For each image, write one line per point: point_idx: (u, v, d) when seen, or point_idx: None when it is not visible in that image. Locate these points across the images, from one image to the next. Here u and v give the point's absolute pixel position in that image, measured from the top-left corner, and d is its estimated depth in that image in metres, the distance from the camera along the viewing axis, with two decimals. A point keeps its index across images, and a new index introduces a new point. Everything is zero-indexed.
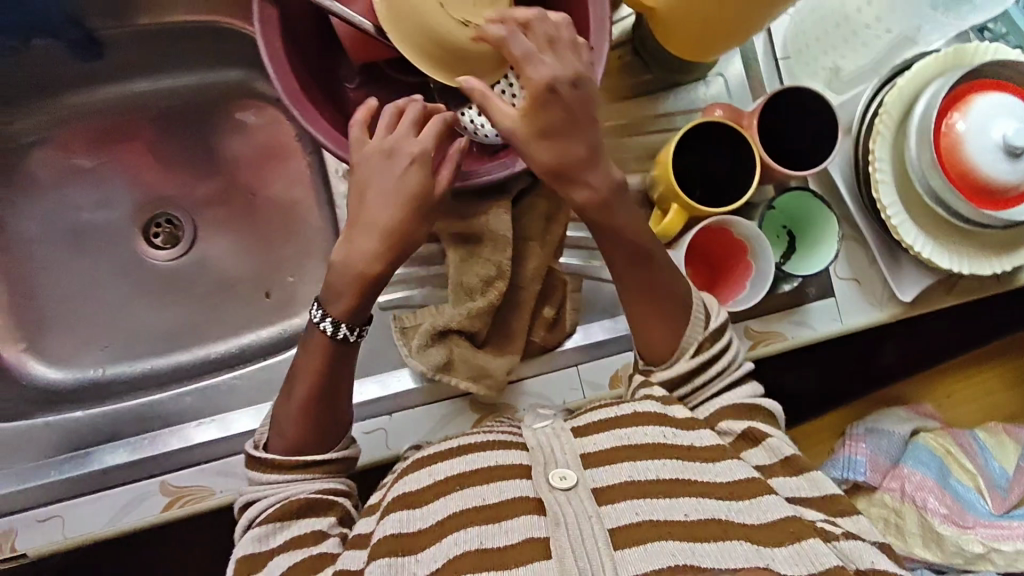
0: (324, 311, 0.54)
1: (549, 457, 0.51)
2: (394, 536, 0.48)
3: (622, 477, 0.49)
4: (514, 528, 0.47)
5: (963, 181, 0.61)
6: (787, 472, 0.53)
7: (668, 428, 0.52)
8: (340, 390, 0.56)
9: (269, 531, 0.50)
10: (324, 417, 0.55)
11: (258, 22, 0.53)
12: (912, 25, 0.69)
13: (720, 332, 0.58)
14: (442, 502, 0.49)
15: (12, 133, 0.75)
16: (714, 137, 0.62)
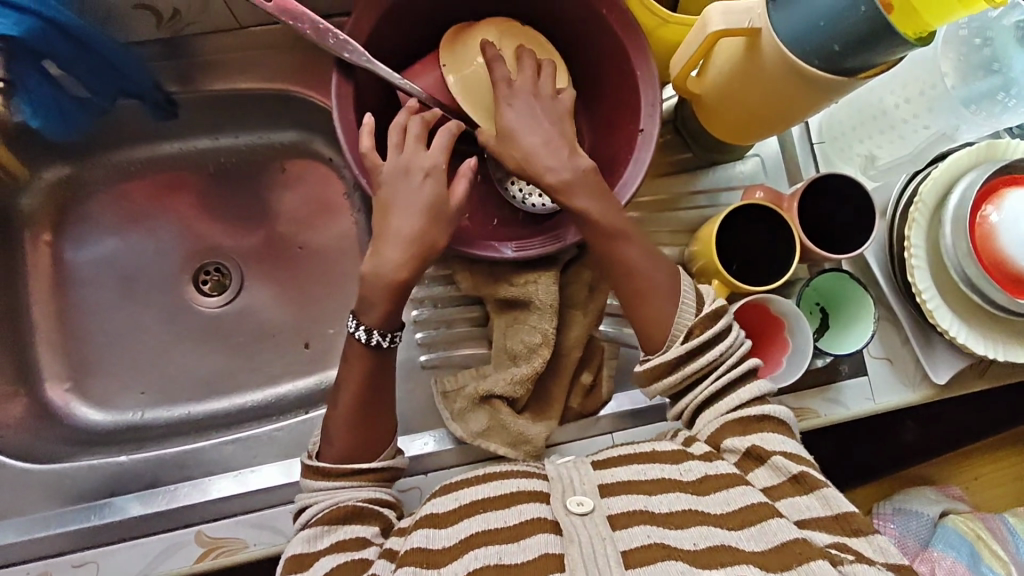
0: (358, 320, 0.57)
1: (567, 485, 0.52)
2: (421, 549, 0.49)
3: (635, 506, 0.50)
4: (533, 545, 0.48)
5: (998, 270, 0.63)
6: (841, 531, 0.49)
7: (683, 465, 0.54)
8: (381, 405, 0.58)
9: (318, 533, 0.52)
10: (365, 428, 0.57)
11: (336, 97, 0.58)
12: (950, 124, 0.67)
13: (717, 315, 0.57)
14: (467, 522, 0.51)
15: (78, 183, 0.78)
16: (755, 217, 0.65)
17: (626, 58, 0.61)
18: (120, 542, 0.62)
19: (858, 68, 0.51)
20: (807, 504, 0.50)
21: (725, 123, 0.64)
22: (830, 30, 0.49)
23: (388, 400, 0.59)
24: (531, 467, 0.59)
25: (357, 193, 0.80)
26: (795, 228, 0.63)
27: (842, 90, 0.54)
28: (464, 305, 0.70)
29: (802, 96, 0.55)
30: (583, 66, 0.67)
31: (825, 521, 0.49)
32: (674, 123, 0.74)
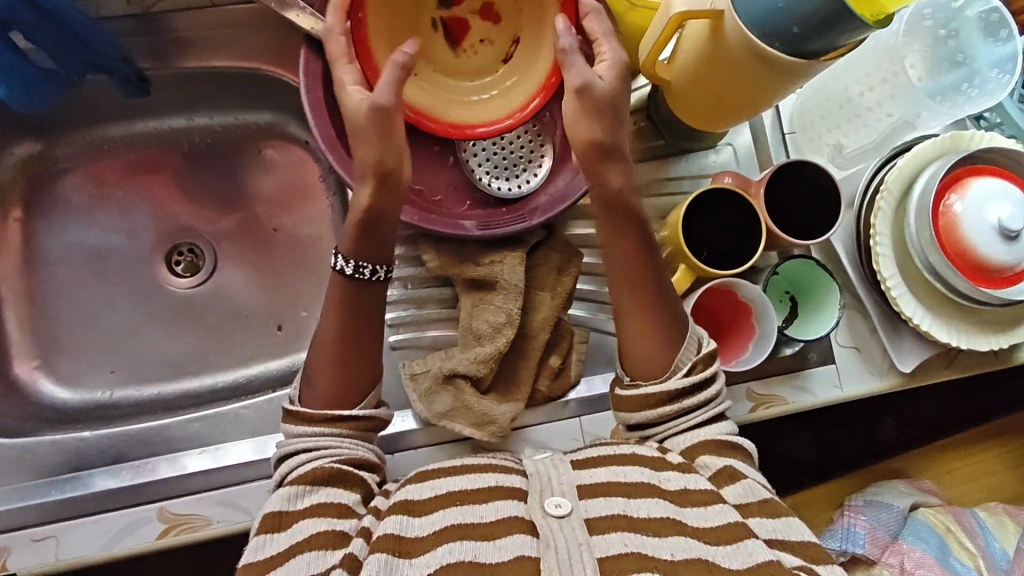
0: (342, 253, 0.57)
1: (546, 485, 0.52)
2: (394, 536, 0.49)
3: (614, 509, 0.50)
4: (507, 546, 0.47)
5: (960, 258, 0.64)
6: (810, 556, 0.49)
7: (661, 472, 0.53)
8: (366, 342, 0.58)
9: (296, 493, 0.51)
10: (348, 374, 0.57)
11: (304, 75, 0.58)
12: (912, 111, 0.67)
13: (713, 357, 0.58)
14: (443, 513, 0.50)
15: (49, 160, 0.78)
16: (720, 203, 0.66)
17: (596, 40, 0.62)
18: (82, 517, 0.62)
19: (821, 50, 0.52)
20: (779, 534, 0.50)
21: (694, 109, 0.64)
22: (789, 12, 0.50)
23: (371, 346, 0.59)
24: (507, 458, 0.58)
25: (331, 175, 0.79)
26: (761, 214, 0.64)
27: (804, 73, 0.55)
28: (434, 287, 0.70)
29: (765, 79, 0.56)
30: None
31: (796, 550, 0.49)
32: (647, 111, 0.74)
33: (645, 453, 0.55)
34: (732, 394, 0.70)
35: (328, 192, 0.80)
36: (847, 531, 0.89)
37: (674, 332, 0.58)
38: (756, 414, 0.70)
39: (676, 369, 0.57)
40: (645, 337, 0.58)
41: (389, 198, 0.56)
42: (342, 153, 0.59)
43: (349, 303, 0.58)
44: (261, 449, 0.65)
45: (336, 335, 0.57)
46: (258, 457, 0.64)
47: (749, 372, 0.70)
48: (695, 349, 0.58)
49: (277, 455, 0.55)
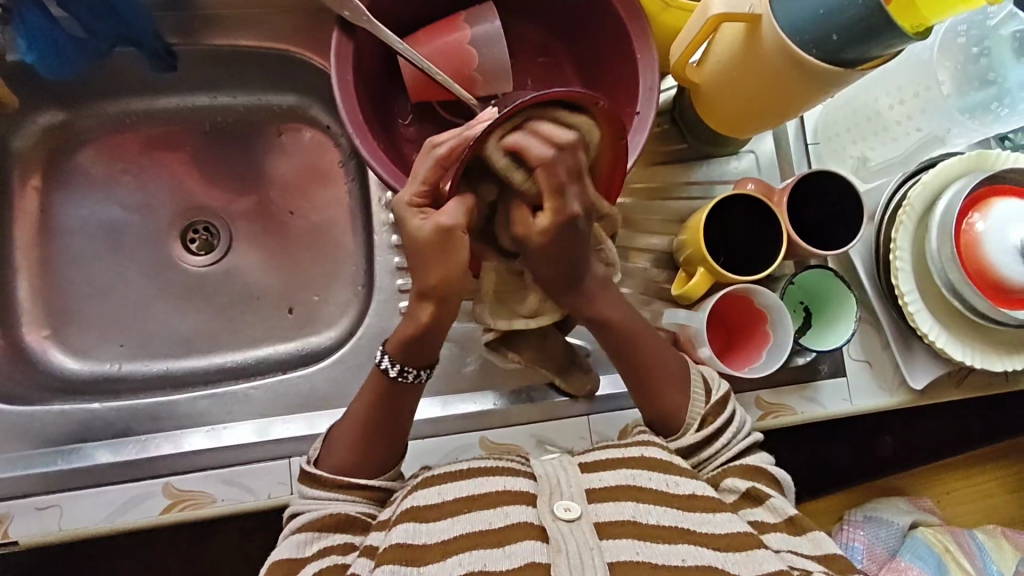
0: (384, 349, 0.56)
1: (555, 487, 0.51)
2: (400, 545, 0.48)
3: (624, 515, 0.50)
4: (519, 552, 0.47)
5: (980, 277, 0.64)
6: (791, 532, 0.53)
7: (670, 477, 0.53)
8: (392, 424, 0.57)
9: (309, 539, 0.52)
10: (372, 448, 0.57)
11: (335, 57, 0.58)
12: (942, 126, 0.67)
13: (724, 403, 0.59)
14: (450, 522, 0.50)
15: (69, 130, 0.78)
16: (741, 209, 0.65)
17: (628, 39, 0.62)
18: (86, 488, 0.62)
19: (856, 59, 0.52)
20: (762, 518, 0.54)
21: (722, 115, 0.64)
22: (828, 19, 0.50)
23: (398, 423, 0.57)
24: (513, 459, 0.57)
25: (352, 162, 0.79)
26: (784, 224, 0.64)
27: (838, 82, 0.54)
28: None
29: (799, 87, 0.56)
30: (584, 52, 0.68)
31: (785, 529, 0.53)
32: (671, 114, 0.74)
33: (655, 455, 0.55)
34: (742, 401, 0.70)
35: (347, 178, 0.80)
36: (845, 546, 0.89)
37: (681, 380, 0.60)
38: (764, 422, 0.70)
39: (690, 425, 0.59)
40: (663, 394, 0.60)
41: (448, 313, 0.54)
42: (369, 137, 0.58)
43: (381, 400, 0.57)
44: (268, 430, 0.65)
45: (361, 416, 0.57)
46: (265, 437, 0.65)
47: (760, 380, 0.70)
48: (704, 399, 0.59)
49: (288, 510, 0.55)
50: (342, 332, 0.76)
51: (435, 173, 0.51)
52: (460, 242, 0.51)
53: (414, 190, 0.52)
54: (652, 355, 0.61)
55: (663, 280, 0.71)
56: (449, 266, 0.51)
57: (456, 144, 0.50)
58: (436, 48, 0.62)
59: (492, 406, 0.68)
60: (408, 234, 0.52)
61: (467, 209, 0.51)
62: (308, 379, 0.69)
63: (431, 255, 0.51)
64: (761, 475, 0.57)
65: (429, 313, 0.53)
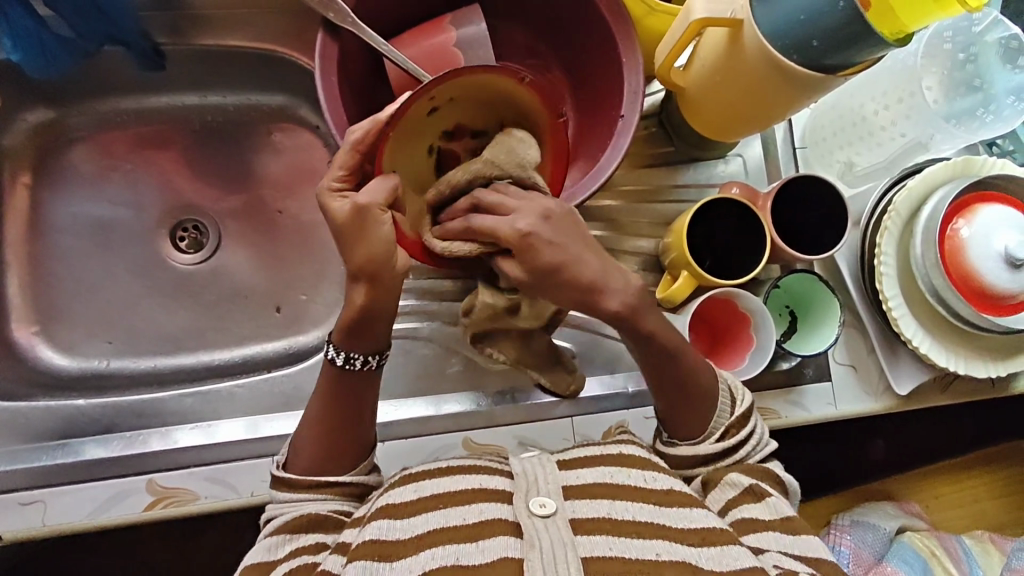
0: (330, 339, 0.56)
1: (532, 485, 0.51)
2: (372, 541, 0.48)
3: (600, 511, 0.50)
4: (491, 548, 0.47)
5: (964, 283, 0.64)
6: (785, 530, 0.53)
7: (647, 473, 0.53)
8: (349, 413, 0.57)
9: (280, 542, 0.52)
10: (334, 440, 0.56)
11: (319, 58, 0.58)
12: (926, 133, 0.68)
13: (747, 417, 0.59)
14: (426, 517, 0.50)
15: (59, 128, 0.78)
16: (726, 212, 0.65)
17: (613, 42, 0.62)
18: (69, 484, 0.62)
19: (838, 65, 0.52)
20: (757, 515, 0.54)
21: (707, 118, 0.64)
22: (808, 24, 0.50)
23: (357, 412, 0.57)
24: (494, 459, 0.57)
25: None
26: (768, 229, 0.64)
27: (819, 88, 0.55)
28: (432, 278, 0.71)
29: (781, 92, 0.56)
30: (571, 55, 0.68)
31: (779, 527, 0.53)
32: (659, 116, 0.74)
33: (631, 453, 0.55)
34: None
35: None
36: (831, 549, 0.89)
37: (704, 397, 0.59)
38: None
39: (711, 432, 0.59)
40: (690, 406, 0.59)
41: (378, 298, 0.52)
42: None
43: (337, 391, 0.56)
44: (252, 429, 0.65)
45: (318, 412, 0.56)
46: (249, 436, 0.65)
47: (744, 383, 0.70)
48: (728, 413, 0.59)
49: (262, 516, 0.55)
50: (329, 331, 0.76)
51: (353, 160, 0.50)
52: (377, 223, 0.49)
53: (335, 176, 0.51)
54: (692, 371, 0.58)
55: (649, 283, 0.71)
56: (375, 242, 0.50)
57: (372, 128, 0.49)
58: (421, 50, 0.62)
59: (476, 407, 0.68)
60: (330, 218, 0.50)
61: (392, 190, 0.49)
62: (293, 378, 0.69)
63: (349, 234, 0.50)
64: (766, 475, 0.57)
65: (363, 292, 0.52)
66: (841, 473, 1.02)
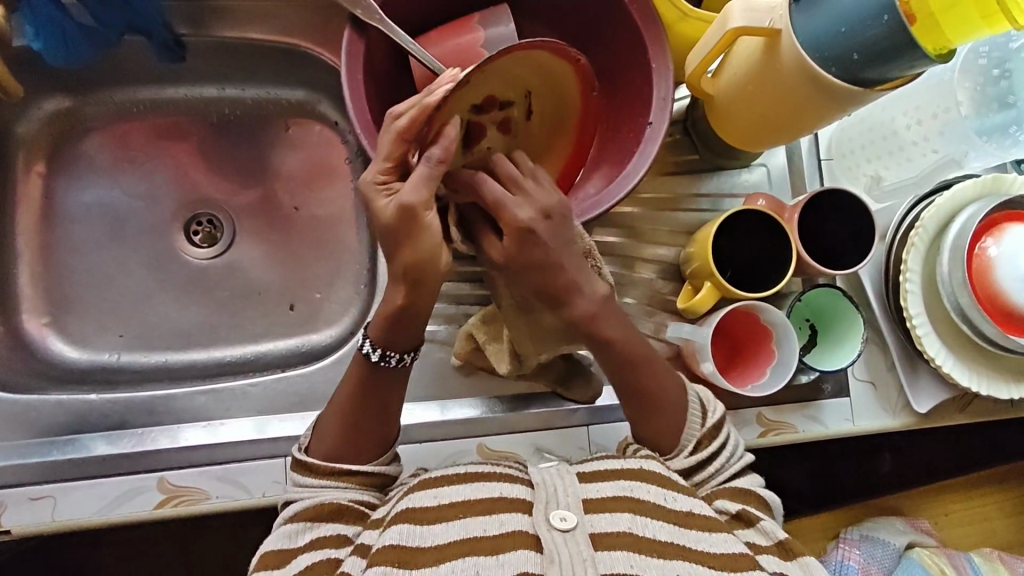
0: (366, 334, 0.55)
1: (552, 496, 0.49)
2: (395, 547, 0.46)
3: (619, 527, 0.48)
4: (511, 561, 0.45)
5: (991, 303, 0.63)
6: (783, 557, 0.51)
7: (670, 491, 0.51)
8: (381, 404, 0.56)
9: (299, 530, 0.51)
10: (362, 431, 0.56)
11: (346, 56, 0.57)
12: (960, 149, 0.68)
13: (718, 428, 0.59)
14: (444, 527, 0.48)
15: (75, 117, 0.77)
16: (750, 224, 0.64)
17: (644, 48, 0.61)
18: (80, 479, 0.62)
19: (876, 79, 0.51)
20: (754, 540, 0.52)
21: (734, 128, 0.63)
22: (849, 38, 0.49)
23: (392, 402, 0.57)
24: (512, 468, 0.55)
25: (358, 159, 0.79)
26: (793, 239, 0.63)
27: (854, 102, 0.54)
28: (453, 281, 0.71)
29: (815, 105, 0.55)
30: (598, 57, 0.67)
31: (775, 552, 0.51)
32: (684, 123, 0.73)
33: (653, 468, 0.53)
34: (742, 417, 0.69)
35: (353, 175, 0.79)
36: (839, 564, 0.88)
37: (676, 407, 0.58)
38: (764, 439, 0.69)
39: (684, 446, 0.58)
40: (657, 417, 0.58)
41: (419, 301, 0.52)
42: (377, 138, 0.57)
43: (364, 385, 0.56)
44: (265, 428, 0.65)
45: (349, 401, 0.56)
46: (262, 436, 0.64)
47: (762, 397, 0.69)
48: (700, 423, 0.59)
49: (284, 499, 0.54)
50: (343, 330, 0.75)
51: (400, 149, 0.48)
52: (423, 223, 0.48)
53: (380, 167, 0.49)
54: (647, 373, 0.58)
55: (668, 292, 0.71)
56: (426, 245, 0.49)
57: (418, 113, 0.47)
58: (447, 50, 0.61)
59: (493, 413, 0.68)
60: (376, 217, 0.49)
61: (433, 181, 0.48)
62: (307, 379, 0.68)
63: (400, 236, 0.49)
64: (753, 501, 0.55)
65: (404, 296, 0.52)
66: (849, 486, 1.02)
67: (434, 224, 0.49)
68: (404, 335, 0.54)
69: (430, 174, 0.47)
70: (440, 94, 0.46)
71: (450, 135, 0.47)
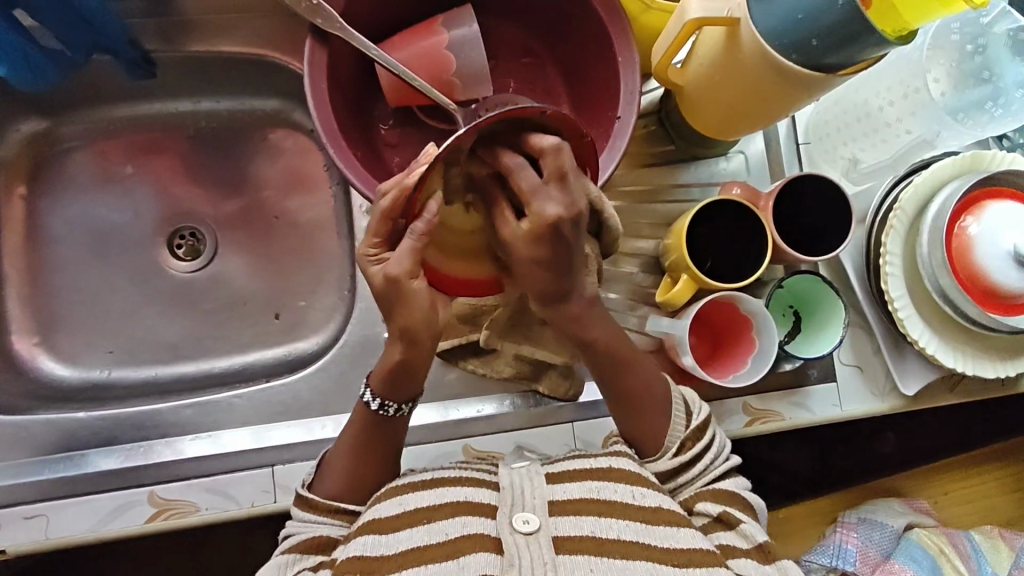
0: (368, 382, 0.56)
1: (518, 499, 0.49)
2: (359, 558, 0.46)
3: (583, 530, 0.47)
4: (471, 564, 0.45)
5: (973, 284, 0.62)
6: (761, 560, 0.50)
7: (636, 488, 0.51)
8: (379, 449, 0.57)
9: (288, 562, 0.51)
10: (364, 473, 0.56)
11: (308, 66, 0.57)
12: (933, 129, 0.65)
13: (704, 428, 0.58)
14: (410, 532, 0.48)
15: (53, 138, 0.78)
16: (725, 212, 0.64)
17: (609, 42, 0.60)
18: (72, 496, 0.63)
19: (839, 64, 0.50)
20: (732, 542, 0.51)
21: (704, 118, 0.62)
22: (808, 23, 0.48)
23: (390, 444, 0.57)
24: (482, 469, 0.55)
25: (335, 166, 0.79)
26: (768, 229, 0.63)
27: (818, 87, 0.53)
28: None
29: (779, 93, 0.54)
30: (567, 53, 0.66)
31: (755, 555, 0.50)
32: (658, 115, 0.72)
33: (625, 467, 0.53)
34: (728, 406, 0.69)
35: (332, 182, 0.80)
36: (838, 548, 0.88)
37: (660, 407, 0.58)
38: (751, 428, 0.69)
39: (668, 448, 0.57)
40: (643, 418, 0.58)
41: (417, 357, 0.52)
42: (344, 146, 0.57)
43: (366, 434, 0.56)
44: (253, 438, 0.65)
45: (349, 447, 0.57)
46: (250, 446, 0.65)
47: (747, 386, 0.69)
48: (684, 424, 0.58)
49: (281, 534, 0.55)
50: (329, 337, 0.76)
51: (385, 226, 0.49)
52: (410, 291, 0.49)
53: (369, 242, 0.51)
54: (633, 383, 0.59)
55: (649, 285, 0.70)
56: (417, 311, 0.50)
57: (398, 193, 0.48)
58: (411, 54, 0.61)
59: (479, 414, 0.68)
60: (370, 283, 0.51)
61: (418, 251, 0.49)
62: (292, 388, 0.69)
63: (391, 304, 0.50)
64: (735, 501, 0.54)
65: (402, 352, 0.52)
66: (849, 468, 1.02)
67: (423, 290, 0.50)
68: (401, 393, 0.55)
69: (414, 246, 0.49)
70: (415, 176, 0.47)
71: (432, 210, 0.48)
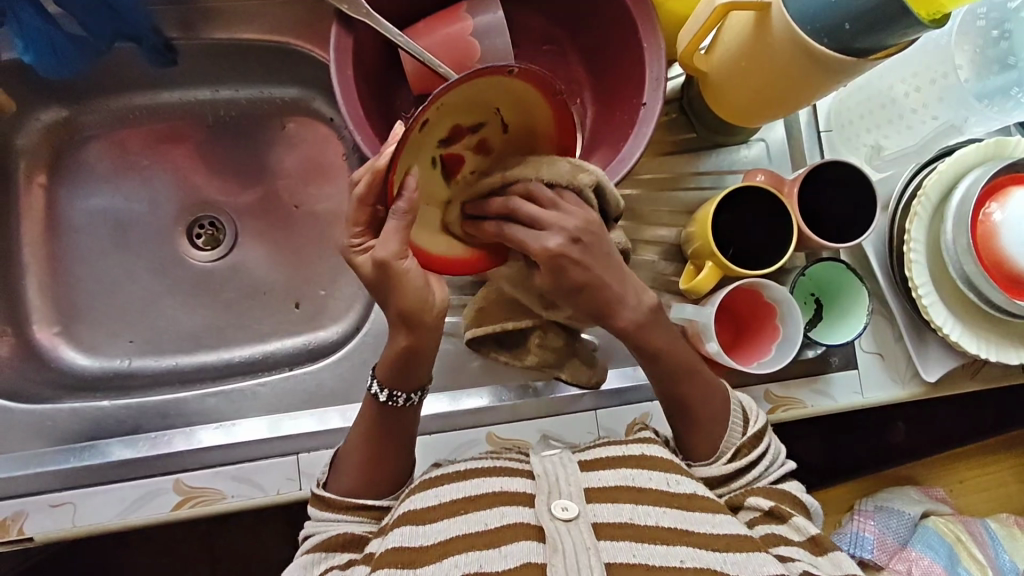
0: (375, 376, 0.55)
1: (554, 486, 0.49)
2: (396, 550, 0.47)
3: (621, 517, 0.47)
4: (514, 552, 0.45)
5: (997, 269, 0.62)
6: (814, 552, 0.51)
7: (670, 476, 0.51)
8: (391, 440, 0.56)
9: (315, 560, 0.51)
10: (378, 467, 0.56)
11: (334, 52, 0.57)
12: (960, 115, 0.66)
13: (761, 436, 0.58)
14: (443, 525, 0.48)
15: (73, 127, 0.78)
16: (748, 199, 0.64)
17: (634, 29, 0.60)
18: (99, 484, 0.63)
19: (869, 48, 0.50)
20: (784, 534, 0.52)
21: (728, 104, 0.62)
22: (841, 7, 0.48)
23: (403, 434, 0.57)
24: (512, 458, 0.55)
25: (355, 155, 0.79)
26: (793, 215, 0.62)
27: (847, 71, 0.53)
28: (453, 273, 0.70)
29: (808, 78, 0.54)
30: (589, 39, 0.66)
31: (807, 546, 0.52)
32: (679, 102, 0.72)
33: (654, 454, 0.53)
34: (751, 394, 0.69)
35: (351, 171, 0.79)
36: (855, 536, 0.88)
37: (719, 419, 0.58)
38: (773, 416, 0.69)
39: (722, 453, 0.57)
40: (698, 428, 0.58)
41: (422, 343, 0.52)
42: (370, 134, 0.57)
43: (376, 426, 0.56)
44: (275, 427, 0.65)
45: (358, 444, 0.56)
46: (273, 435, 0.65)
47: (769, 374, 0.69)
48: (740, 431, 0.58)
49: (302, 534, 0.55)
50: (349, 326, 0.76)
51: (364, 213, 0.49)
52: (402, 273, 0.48)
53: (352, 232, 0.50)
54: (691, 390, 0.58)
55: (671, 272, 0.70)
56: (411, 291, 0.49)
57: (372, 178, 0.47)
58: (436, 40, 0.61)
59: (502, 402, 0.68)
60: (360, 273, 0.50)
61: (405, 231, 0.48)
62: (315, 377, 0.69)
63: (382, 288, 0.49)
64: (785, 498, 0.55)
65: (407, 339, 0.52)
66: (862, 458, 1.02)
67: (413, 268, 0.49)
68: (407, 381, 0.55)
69: (400, 227, 0.47)
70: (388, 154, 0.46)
71: (411, 187, 0.47)
